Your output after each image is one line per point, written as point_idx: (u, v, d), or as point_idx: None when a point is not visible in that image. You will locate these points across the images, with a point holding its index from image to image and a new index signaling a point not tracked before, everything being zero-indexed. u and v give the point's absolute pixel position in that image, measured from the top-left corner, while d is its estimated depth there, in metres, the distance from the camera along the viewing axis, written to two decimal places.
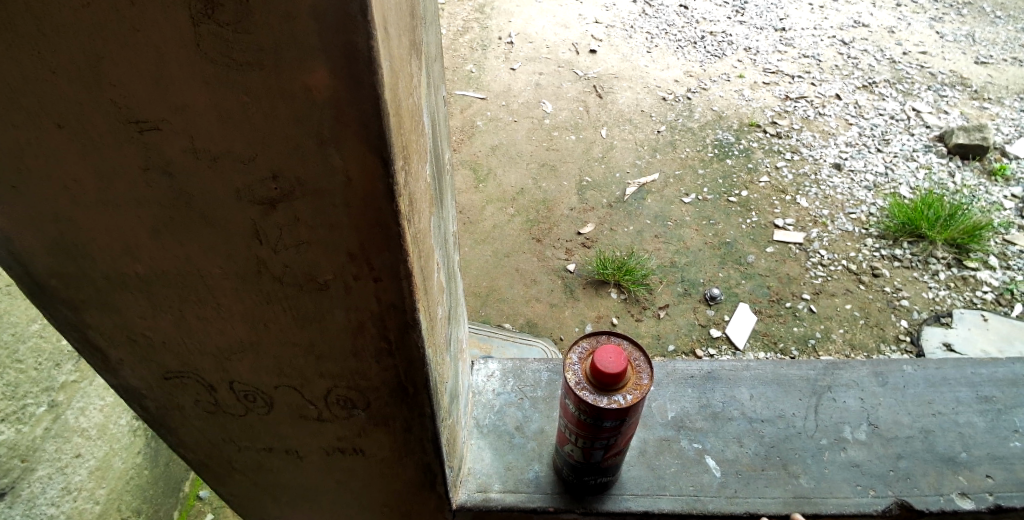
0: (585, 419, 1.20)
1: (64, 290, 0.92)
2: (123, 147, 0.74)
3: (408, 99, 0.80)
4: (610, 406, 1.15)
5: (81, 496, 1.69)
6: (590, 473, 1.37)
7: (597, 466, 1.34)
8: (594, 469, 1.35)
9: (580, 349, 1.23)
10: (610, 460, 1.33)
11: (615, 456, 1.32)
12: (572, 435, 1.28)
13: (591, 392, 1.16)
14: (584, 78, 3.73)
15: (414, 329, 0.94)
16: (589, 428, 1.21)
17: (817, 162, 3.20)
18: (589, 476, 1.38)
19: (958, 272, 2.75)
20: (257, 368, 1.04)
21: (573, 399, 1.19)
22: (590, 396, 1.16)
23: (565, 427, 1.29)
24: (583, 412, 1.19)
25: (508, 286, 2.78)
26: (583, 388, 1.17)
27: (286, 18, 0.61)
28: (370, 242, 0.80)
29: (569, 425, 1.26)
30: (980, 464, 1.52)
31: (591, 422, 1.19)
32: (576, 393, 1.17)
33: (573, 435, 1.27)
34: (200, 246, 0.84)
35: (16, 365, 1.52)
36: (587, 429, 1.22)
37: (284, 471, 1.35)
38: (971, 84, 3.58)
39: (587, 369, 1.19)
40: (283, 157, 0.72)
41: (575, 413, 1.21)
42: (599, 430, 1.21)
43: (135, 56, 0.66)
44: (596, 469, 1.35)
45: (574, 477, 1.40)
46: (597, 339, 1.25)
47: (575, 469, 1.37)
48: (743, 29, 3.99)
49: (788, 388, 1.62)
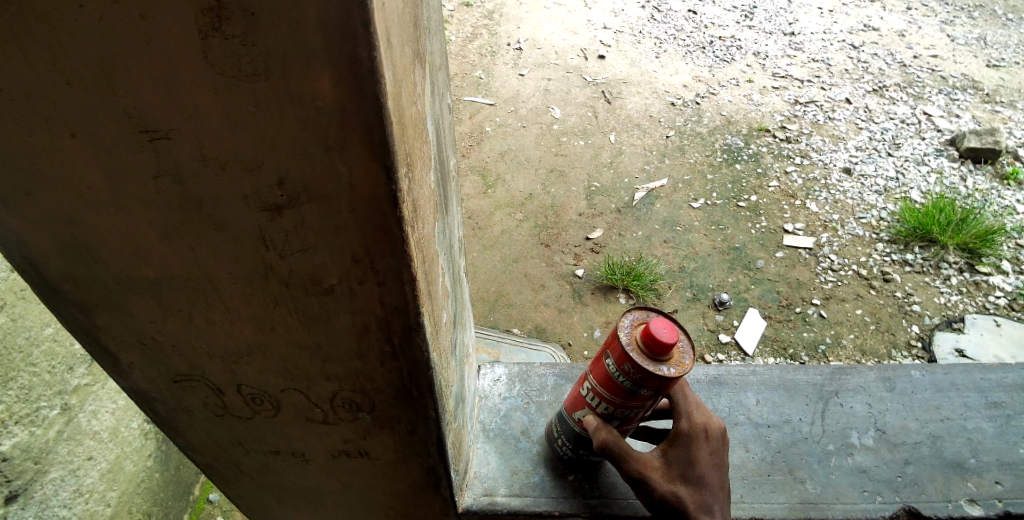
0: (622, 380, 1.18)
1: (77, 293, 0.94)
2: (135, 152, 0.75)
3: (411, 106, 0.81)
4: (655, 371, 1.13)
5: (92, 499, 1.72)
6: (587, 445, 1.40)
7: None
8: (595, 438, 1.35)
9: (631, 315, 1.19)
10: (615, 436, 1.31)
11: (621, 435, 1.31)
12: (596, 398, 1.25)
13: (637, 354, 1.13)
14: (592, 84, 3.74)
15: (418, 333, 0.95)
16: (621, 392, 1.19)
17: (827, 167, 3.19)
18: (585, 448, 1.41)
19: (971, 277, 2.72)
20: (264, 370, 1.06)
21: (619, 357, 1.16)
22: (639, 361, 1.13)
23: (591, 389, 1.26)
24: (624, 372, 1.17)
25: (517, 291, 2.79)
26: (633, 349, 1.14)
27: (293, 27, 0.62)
28: (375, 246, 0.82)
29: (599, 387, 1.23)
30: (989, 470, 1.51)
31: (628, 384, 1.17)
32: (624, 354, 1.14)
33: (597, 398, 1.25)
34: (209, 249, 0.85)
35: (30, 368, 1.50)
36: (619, 393, 1.20)
37: (290, 473, 1.36)
38: (983, 87, 3.56)
39: (637, 332, 1.16)
40: (289, 163, 0.73)
41: (615, 372, 1.18)
42: (630, 397, 1.19)
43: (147, 64, 0.67)
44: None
45: (572, 446, 1.42)
46: (647, 310, 1.21)
47: (577, 436, 1.39)
48: (752, 34, 3.99)
49: (795, 394, 1.61)
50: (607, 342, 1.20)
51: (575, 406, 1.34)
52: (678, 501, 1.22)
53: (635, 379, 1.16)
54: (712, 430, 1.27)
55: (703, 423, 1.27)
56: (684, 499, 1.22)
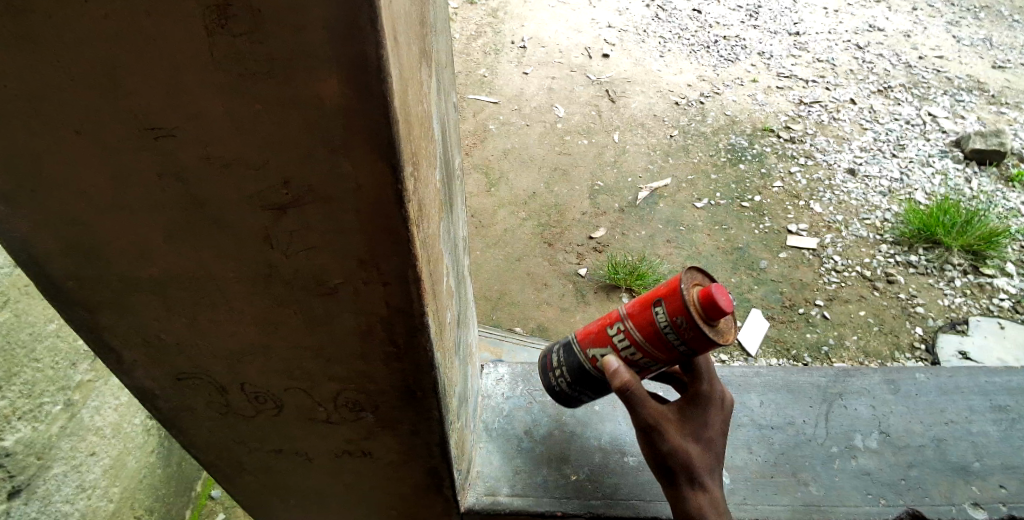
0: (667, 333, 1.06)
1: (81, 292, 0.94)
2: (139, 152, 0.75)
3: (417, 105, 0.81)
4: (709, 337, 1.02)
5: (95, 495, 1.72)
6: (590, 386, 1.23)
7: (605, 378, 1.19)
8: (602, 379, 1.20)
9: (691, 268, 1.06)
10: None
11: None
12: (626, 340, 1.12)
13: (695, 312, 1.02)
14: (596, 83, 3.73)
15: (422, 334, 0.94)
16: (661, 344, 1.08)
17: (831, 167, 3.18)
18: (586, 387, 1.24)
19: (975, 279, 2.71)
20: (267, 369, 1.06)
21: (673, 309, 1.04)
22: (697, 322, 1.02)
23: (622, 329, 1.12)
24: (674, 326, 1.04)
25: (520, 290, 2.79)
26: (692, 308, 1.02)
27: (299, 29, 0.62)
28: (379, 246, 0.81)
29: (632, 332, 1.10)
30: (993, 473, 1.50)
31: (669, 339, 1.06)
32: (682, 310, 1.02)
33: (627, 342, 1.12)
34: (213, 249, 0.85)
35: (33, 364, 1.50)
36: (657, 344, 1.08)
37: (293, 472, 1.36)
38: (989, 88, 3.55)
39: (699, 289, 1.03)
40: (294, 164, 0.73)
41: (662, 323, 1.06)
42: (667, 350, 1.08)
43: (152, 65, 0.66)
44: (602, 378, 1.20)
45: (573, 381, 1.24)
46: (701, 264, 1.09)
47: (582, 373, 1.22)
48: (757, 33, 3.98)
49: (799, 396, 1.61)
50: (659, 288, 1.06)
51: (592, 340, 1.18)
52: (689, 462, 1.16)
53: (684, 337, 1.05)
54: (727, 399, 1.22)
55: (722, 391, 1.21)
56: (693, 458, 1.16)
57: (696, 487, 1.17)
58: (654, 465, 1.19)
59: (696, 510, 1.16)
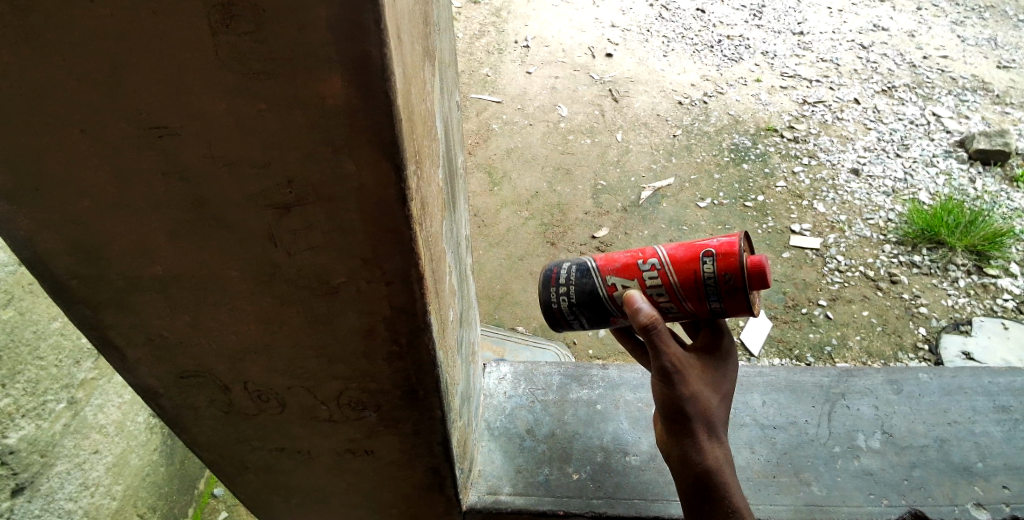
0: (707, 284, 1.04)
1: (85, 291, 0.94)
2: (143, 151, 0.75)
3: (420, 104, 0.81)
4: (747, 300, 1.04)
5: (97, 492, 1.73)
6: (594, 313, 1.14)
7: (613, 309, 1.13)
8: (611, 308, 1.13)
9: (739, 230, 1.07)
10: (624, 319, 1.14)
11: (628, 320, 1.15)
12: (657, 278, 1.07)
13: (745, 272, 1.02)
14: (599, 82, 3.73)
15: (425, 333, 0.95)
16: (694, 293, 1.05)
17: (835, 167, 3.17)
18: (589, 313, 1.15)
19: (978, 279, 2.71)
20: (270, 368, 1.06)
21: (724, 264, 1.03)
22: (744, 280, 1.02)
23: (656, 268, 1.07)
24: (718, 280, 1.03)
25: (522, 289, 2.79)
26: (743, 266, 1.02)
27: (302, 28, 0.62)
28: (382, 246, 0.82)
29: (670, 272, 1.06)
30: (996, 474, 1.49)
31: (707, 290, 1.04)
32: (735, 265, 1.02)
33: (657, 281, 1.07)
34: (217, 249, 0.86)
35: (37, 362, 1.51)
36: (691, 292, 1.05)
37: (295, 471, 1.36)
38: (993, 88, 3.54)
39: (752, 256, 1.03)
40: (297, 163, 0.73)
41: (707, 273, 1.04)
42: (696, 301, 1.06)
43: (156, 65, 0.67)
44: (611, 308, 1.13)
45: (579, 303, 1.14)
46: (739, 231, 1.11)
47: (593, 299, 1.13)
48: (760, 33, 3.97)
49: (801, 395, 1.61)
50: (711, 241, 1.04)
51: (613, 269, 1.12)
52: (707, 413, 1.08)
53: (722, 293, 1.04)
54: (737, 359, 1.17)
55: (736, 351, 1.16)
56: (711, 410, 1.08)
57: (709, 440, 1.09)
58: (666, 415, 1.09)
59: (709, 465, 1.08)
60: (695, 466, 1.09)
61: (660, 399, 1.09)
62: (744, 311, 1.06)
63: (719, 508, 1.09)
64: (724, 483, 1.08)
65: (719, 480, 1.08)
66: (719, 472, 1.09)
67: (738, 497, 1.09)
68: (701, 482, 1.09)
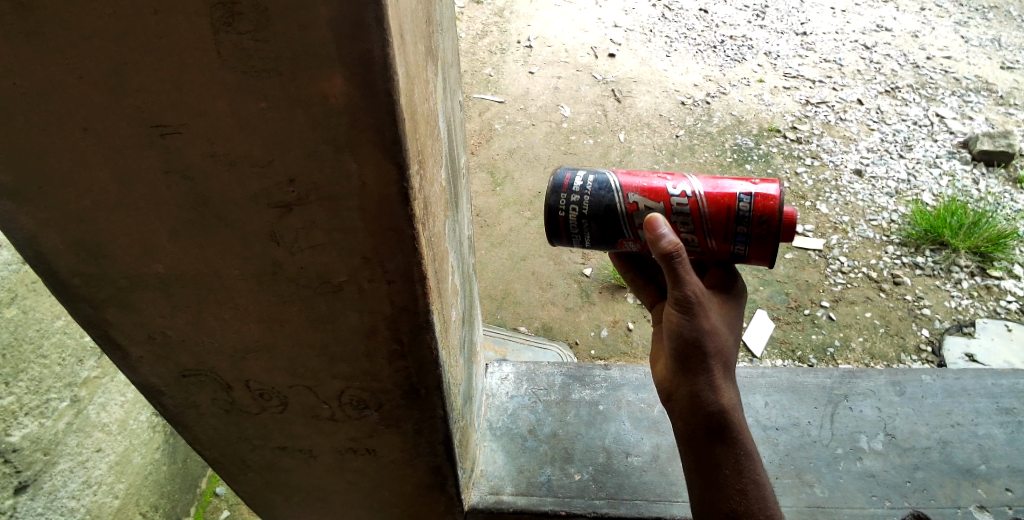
0: (739, 222, 1.04)
1: (88, 289, 0.94)
2: (146, 150, 0.75)
3: (423, 103, 0.81)
4: (773, 250, 1.04)
5: (100, 490, 1.74)
6: (602, 229, 1.09)
7: (625, 229, 1.09)
8: (623, 228, 1.08)
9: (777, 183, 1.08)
10: (632, 243, 1.10)
11: (635, 245, 1.11)
12: (685, 206, 1.05)
13: (780, 218, 1.02)
14: (602, 82, 3.72)
15: (427, 332, 0.95)
16: (721, 228, 1.05)
17: (838, 168, 3.16)
18: (596, 229, 1.09)
19: (982, 281, 2.70)
20: (271, 367, 1.06)
21: (761, 205, 1.02)
22: (777, 224, 1.02)
23: (688, 196, 1.05)
24: (752, 221, 1.03)
25: (524, 289, 2.79)
26: (779, 212, 1.02)
27: (304, 27, 0.62)
28: (384, 245, 0.82)
29: (706, 199, 1.04)
30: (999, 476, 1.49)
31: (739, 225, 1.04)
32: (772, 208, 1.02)
33: (685, 208, 1.05)
34: (218, 247, 0.86)
35: (40, 360, 1.51)
36: (718, 227, 1.05)
37: (297, 470, 1.37)
38: (997, 89, 3.53)
39: (788, 208, 1.04)
40: (299, 161, 0.73)
41: (741, 211, 1.03)
42: (720, 236, 1.05)
43: (158, 63, 0.67)
44: (624, 228, 1.08)
45: (590, 216, 1.08)
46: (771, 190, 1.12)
47: (606, 214, 1.08)
48: (764, 33, 3.96)
49: (803, 396, 1.61)
50: (753, 183, 1.04)
51: (636, 188, 1.08)
52: (722, 349, 1.03)
53: (750, 235, 1.04)
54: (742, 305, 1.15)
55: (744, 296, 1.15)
56: (728, 348, 1.04)
57: (724, 379, 1.04)
58: (679, 352, 1.04)
59: (724, 405, 1.04)
60: (709, 407, 1.04)
61: (674, 335, 1.03)
62: (763, 262, 1.07)
63: (728, 449, 1.05)
64: (736, 423, 1.05)
65: (732, 420, 1.04)
66: (732, 412, 1.04)
67: (747, 437, 1.06)
68: (713, 424, 1.04)
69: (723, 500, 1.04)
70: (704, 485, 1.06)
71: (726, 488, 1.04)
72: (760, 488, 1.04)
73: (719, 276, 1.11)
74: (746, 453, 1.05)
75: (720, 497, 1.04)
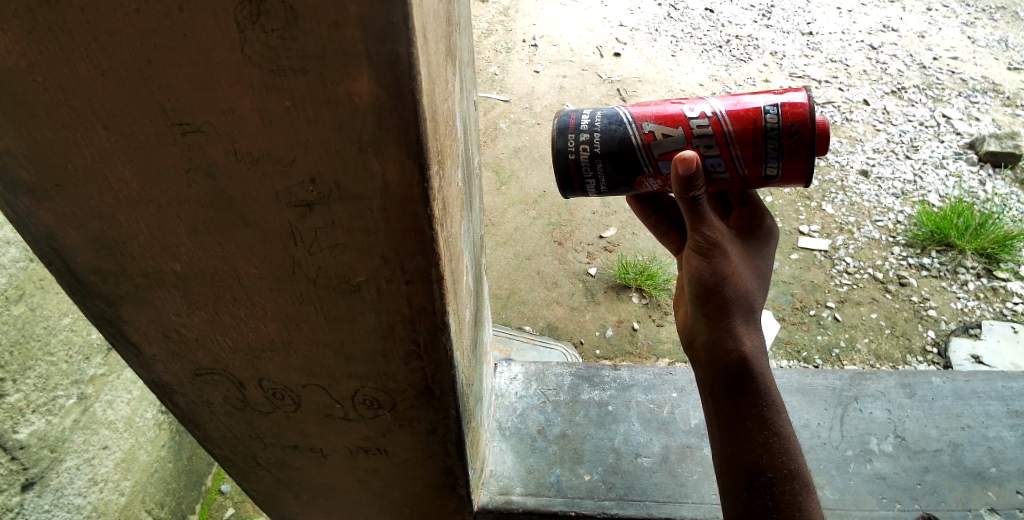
0: (769, 138, 1.00)
1: (104, 286, 0.95)
2: (169, 149, 0.75)
3: (444, 103, 0.80)
4: (809, 166, 1.01)
5: (107, 488, 1.74)
6: (615, 168, 1.06)
7: (643, 163, 1.05)
8: (641, 161, 1.05)
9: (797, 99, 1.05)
10: (652, 180, 1.07)
11: (654, 183, 1.08)
12: (707, 128, 1.01)
13: (811, 127, 0.99)
14: (608, 82, 3.70)
15: (443, 333, 0.94)
16: (749, 148, 1.00)
17: (844, 169, 3.16)
18: (609, 169, 1.06)
19: (989, 282, 2.69)
20: (286, 367, 1.06)
21: (788, 118, 0.99)
22: (807, 133, 0.99)
23: (708, 117, 1.02)
24: (782, 133, 0.99)
25: (529, 289, 2.78)
26: (808, 119, 0.99)
27: (333, 26, 0.61)
28: (404, 246, 0.82)
29: (728, 118, 1.01)
30: (1010, 480, 1.49)
31: (768, 140, 1.00)
32: (800, 117, 0.99)
33: (706, 131, 1.01)
34: (238, 247, 0.86)
35: (48, 357, 1.51)
36: (745, 146, 1.00)
37: (307, 468, 1.37)
38: (1004, 90, 3.52)
39: (817, 117, 1.01)
40: (323, 160, 0.73)
41: (769, 125, 0.99)
42: (750, 158, 1.01)
43: (183, 60, 0.66)
44: (641, 161, 1.05)
45: (602, 154, 1.05)
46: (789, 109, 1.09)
47: (619, 149, 1.05)
48: (770, 33, 3.95)
49: (813, 398, 1.61)
50: (777, 95, 1.01)
51: (650, 117, 1.04)
52: (745, 294, 1.00)
53: (782, 151, 1.00)
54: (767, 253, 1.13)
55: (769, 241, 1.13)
56: (753, 293, 1.01)
57: (747, 327, 1.01)
58: (701, 299, 1.02)
59: (745, 353, 1.00)
60: (728, 356, 1.01)
61: (693, 281, 1.02)
62: (797, 181, 1.03)
63: (752, 401, 1.00)
64: (759, 373, 1.01)
65: (756, 368, 1.00)
66: (756, 362, 1.00)
67: (773, 389, 1.01)
68: (736, 373, 1.01)
69: (743, 454, 1.00)
70: (728, 440, 1.02)
71: (749, 439, 1.00)
72: (782, 440, 0.99)
73: (744, 217, 1.14)
74: (770, 405, 1.00)
75: (744, 450, 1.00)
